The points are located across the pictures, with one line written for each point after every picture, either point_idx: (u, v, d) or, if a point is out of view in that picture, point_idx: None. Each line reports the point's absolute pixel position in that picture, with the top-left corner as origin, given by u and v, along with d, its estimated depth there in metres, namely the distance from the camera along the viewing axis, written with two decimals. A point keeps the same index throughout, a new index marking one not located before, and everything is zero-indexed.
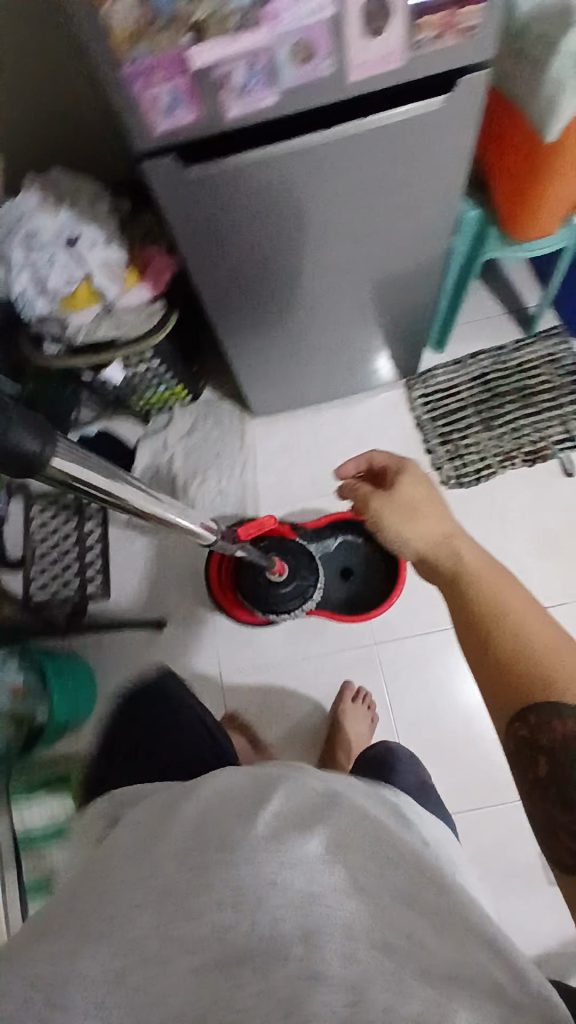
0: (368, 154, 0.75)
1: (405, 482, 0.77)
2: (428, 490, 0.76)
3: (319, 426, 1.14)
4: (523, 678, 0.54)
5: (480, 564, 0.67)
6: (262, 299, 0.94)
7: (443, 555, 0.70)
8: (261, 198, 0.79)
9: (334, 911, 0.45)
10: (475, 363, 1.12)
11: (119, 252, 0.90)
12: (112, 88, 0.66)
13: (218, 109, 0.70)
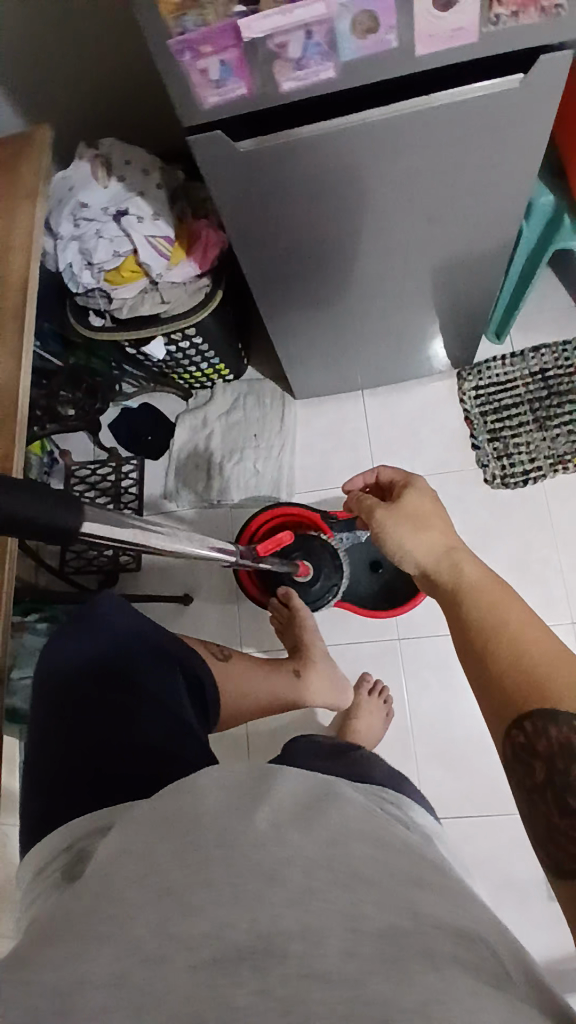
0: (434, 137, 0.71)
1: (411, 490, 0.73)
2: (431, 499, 0.73)
3: (364, 413, 1.11)
4: (518, 690, 0.50)
5: (481, 574, 0.63)
6: (317, 280, 0.91)
7: (443, 566, 0.66)
8: (317, 179, 0.75)
9: (346, 909, 0.37)
10: (536, 358, 1.07)
11: (168, 227, 0.87)
12: (161, 60, 0.63)
13: (271, 82, 0.67)
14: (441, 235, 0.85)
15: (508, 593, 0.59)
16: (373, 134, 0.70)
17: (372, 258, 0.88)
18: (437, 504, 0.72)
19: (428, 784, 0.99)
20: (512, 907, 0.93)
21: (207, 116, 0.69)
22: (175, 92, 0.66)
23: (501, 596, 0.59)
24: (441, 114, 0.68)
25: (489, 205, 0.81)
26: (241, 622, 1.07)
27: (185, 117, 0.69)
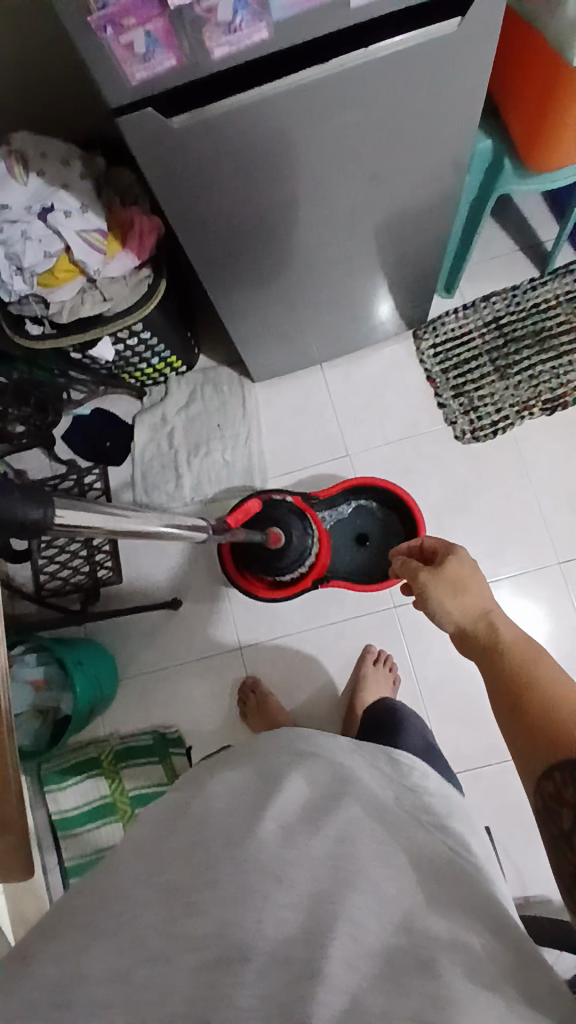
0: (368, 91, 0.68)
1: (462, 563, 0.69)
2: (474, 572, 0.69)
3: (326, 386, 1.08)
4: (545, 742, 0.49)
5: (521, 640, 0.62)
6: (258, 255, 0.88)
7: (478, 629, 0.64)
8: (247, 150, 0.72)
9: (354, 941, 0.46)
10: (488, 305, 1.05)
11: (98, 220, 0.82)
12: (80, 38, 0.59)
13: (201, 49, 0.64)
14: (384, 191, 0.83)
15: (543, 662, 0.58)
16: (306, 98, 0.67)
17: (314, 225, 0.85)
18: (482, 579, 0.69)
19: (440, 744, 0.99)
20: (530, 847, 0.94)
21: (136, 95, 0.66)
22: (100, 74, 0.63)
23: (541, 663, 0.58)
24: (379, 67, 0.66)
25: (428, 157, 0.80)
26: (232, 615, 1.05)
27: (111, 100, 0.66)
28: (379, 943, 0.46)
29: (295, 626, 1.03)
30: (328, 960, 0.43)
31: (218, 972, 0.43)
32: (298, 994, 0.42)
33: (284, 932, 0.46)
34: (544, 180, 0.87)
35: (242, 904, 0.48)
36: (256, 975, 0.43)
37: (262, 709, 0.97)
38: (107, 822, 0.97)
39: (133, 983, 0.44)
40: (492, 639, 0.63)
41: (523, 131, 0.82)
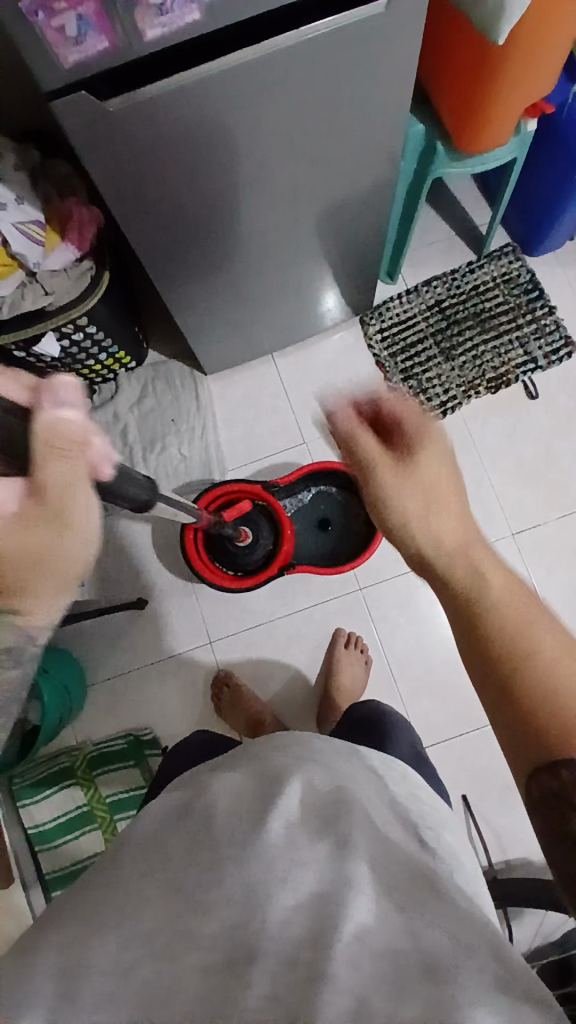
0: (305, 74, 0.69)
1: (419, 460, 0.54)
2: (438, 460, 0.54)
3: (279, 375, 1.09)
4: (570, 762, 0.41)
5: (506, 584, 0.50)
6: (204, 244, 0.88)
7: (454, 575, 0.51)
8: (187, 137, 0.72)
9: (360, 920, 0.47)
10: (430, 290, 1.07)
11: (34, 210, 0.82)
12: (11, 26, 0.58)
13: (133, 32, 0.63)
14: (325, 177, 0.84)
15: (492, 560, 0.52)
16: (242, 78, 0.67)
17: (259, 212, 0.86)
18: (447, 464, 0.55)
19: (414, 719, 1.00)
20: (507, 810, 0.97)
21: (70, 79, 0.65)
22: (33, 61, 0.61)
23: (512, 588, 0.50)
24: (314, 48, 0.67)
25: (364, 143, 0.82)
26: (200, 609, 1.04)
27: (47, 87, 0.64)
28: (385, 939, 0.46)
29: (264, 616, 1.03)
30: (331, 958, 0.43)
31: (226, 975, 0.45)
32: (306, 992, 0.42)
33: (289, 930, 0.47)
34: (476, 163, 0.90)
35: (247, 905, 0.49)
36: (264, 975, 0.44)
37: (234, 704, 0.97)
38: (87, 837, 0.94)
39: (136, 981, 0.46)
40: (486, 603, 0.49)
41: (451, 114, 0.85)
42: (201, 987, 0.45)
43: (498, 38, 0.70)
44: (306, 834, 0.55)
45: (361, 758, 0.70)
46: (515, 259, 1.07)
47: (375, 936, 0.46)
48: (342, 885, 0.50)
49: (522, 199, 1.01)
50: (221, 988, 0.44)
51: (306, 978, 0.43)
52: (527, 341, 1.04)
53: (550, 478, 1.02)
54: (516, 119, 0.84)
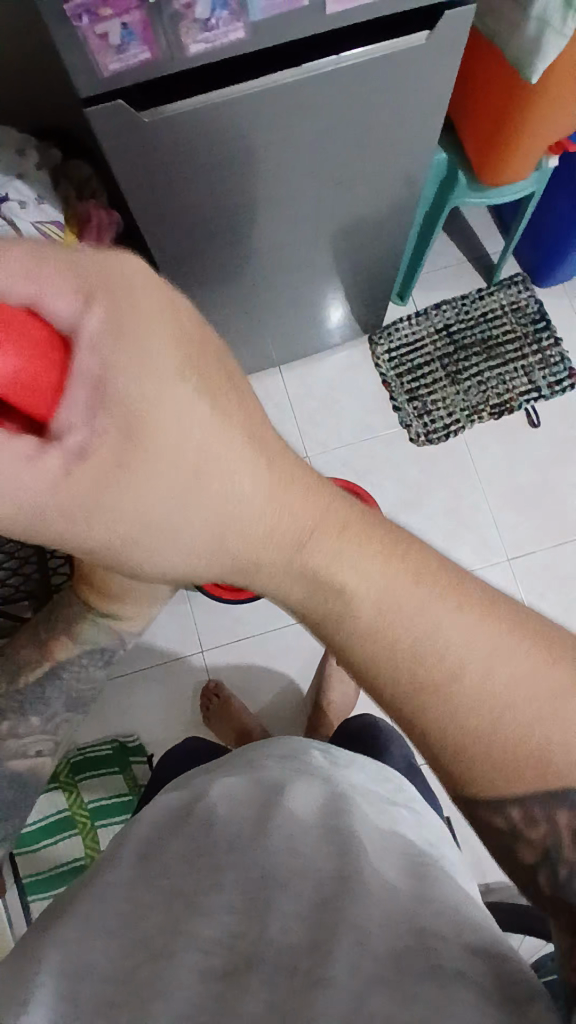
0: (340, 96, 0.70)
1: (139, 447, 0.34)
2: (161, 382, 0.34)
3: (284, 387, 1.10)
4: (500, 770, 0.43)
5: (366, 561, 0.44)
6: (222, 253, 0.88)
7: (313, 599, 0.45)
8: (219, 148, 0.72)
9: (363, 928, 0.48)
10: (439, 313, 1.08)
11: (54, 212, 0.81)
12: (54, 30, 0.58)
13: (176, 44, 0.63)
14: (348, 197, 0.85)
15: (300, 463, 0.43)
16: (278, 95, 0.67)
17: (280, 227, 0.86)
18: (173, 363, 0.34)
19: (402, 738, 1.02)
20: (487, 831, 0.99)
21: (107, 86, 0.64)
22: (73, 64, 0.61)
23: (362, 543, 0.44)
24: (352, 73, 0.67)
25: (390, 167, 0.82)
26: (194, 617, 1.03)
27: (83, 91, 0.64)
28: (384, 945, 0.47)
29: (257, 628, 1.04)
30: (330, 965, 0.45)
31: (224, 984, 0.46)
32: (306, 999, 0.43)
33: (287, 937, 0.48)
34: (496, 195, 0.92)
35: (249, 918, 0.50)
36: (262, 982, 0.46)
37: (222, 716, 0.97)
38: (69, 850, 0.92)
39: (140, 989, 0.46)
40: (340, 610, 0.44)
41: (476, 145, 0.86)
42: (200, 987, 0.46)
43: (533, 75, 0.71)
44: (305, 846, 0.55)
45: (360, 764, 0.69)
46: (524, 288, 1.08)
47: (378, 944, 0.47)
48: (340, 886, 0.51)
49: (535, 231, 1.03)
50: (219, 991, 0.45)
51: (304, 984, 0.44)
52: (531, 369, 1.06)
53: (547, 506, 1.03)
54: (539, 155, 0.86)
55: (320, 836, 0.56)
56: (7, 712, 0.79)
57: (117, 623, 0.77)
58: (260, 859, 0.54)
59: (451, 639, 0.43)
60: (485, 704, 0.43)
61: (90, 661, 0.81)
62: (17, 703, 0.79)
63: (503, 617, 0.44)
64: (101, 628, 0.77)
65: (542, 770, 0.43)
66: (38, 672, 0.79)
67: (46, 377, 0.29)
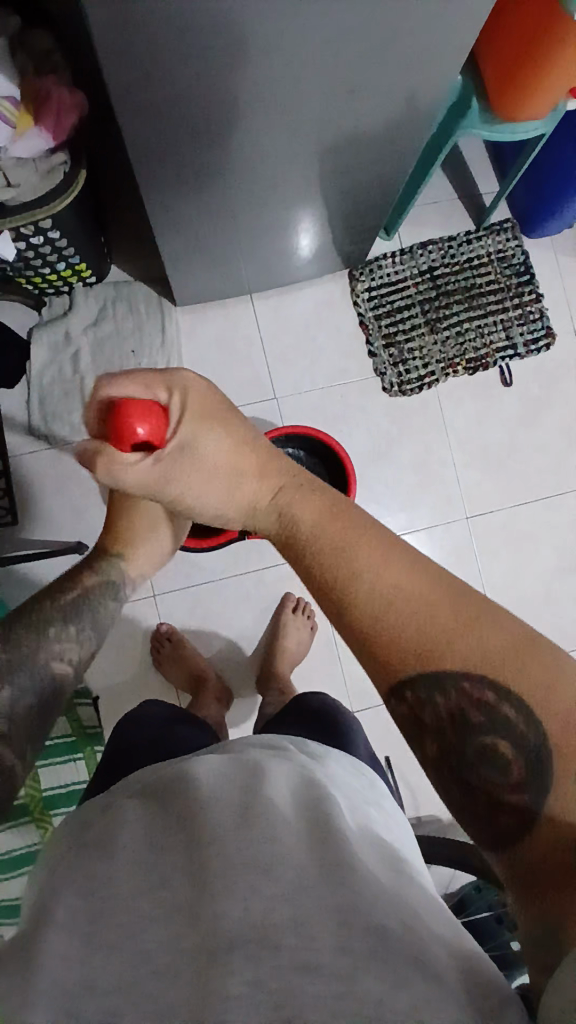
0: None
1: (190, 459, 0.54)
2: (203, 429, 0.54)
3: (256, 318, 1.03)
4: (400, 641, 0.48)
5: (308, 504, 0.54)
6: (208, 166, 0.77)
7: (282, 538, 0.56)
8: (226, 41, 0.61)
9: (363, 910, 0.43)
10: (424, 254, 1.03)
11: (10, 86, 0.68)
12: None
13: None
14: (355, 118, 0.76)
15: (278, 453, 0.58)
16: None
17: (279, 141, 0.76)
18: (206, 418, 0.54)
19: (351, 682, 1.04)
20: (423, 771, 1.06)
21: None
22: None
23: (314, 496, 0.55)
24: None
25: (405, 87, 0.74)
26: None
27: None
28: (374, 910, 0.43)
29: (213, 573, 1.00)
30: (317, 948, 0.41)
31: (209, 965, 0.40)
32: (292, 984, 0.39)
33: (272, 915, 0.42)
34: (506, 133, 0.85)
35: (227, 888, 0.44)
36: (245, 960, 0.40)
37: (178, 664, 0.95)
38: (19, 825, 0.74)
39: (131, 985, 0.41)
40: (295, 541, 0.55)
41: (498, 79, 0.79)
42: (189, 984, 0.40)
43: None
44: (287, 827, 0.50)
45: (333, 761, 0.65)
46: (512, 236, 1.04)
47: (366, 926, 0.42)
48: (319, 863, 0.46)
49: (533, 177, 0.97)
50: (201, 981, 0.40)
51: (291, 966, 0.40)
52: (510, 324, 1.03)
53: (511, 467, 1.03)
54: (558, 94, 0.79)
55: (303, 817, 0.52)
56: (52, 620, 0.64)
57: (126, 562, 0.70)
58: (240, 832, 0.48)
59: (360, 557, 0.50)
60: (386, 606, 0.48)
61: (105, 596, 0.68)
62: (59, 616, 0.65)
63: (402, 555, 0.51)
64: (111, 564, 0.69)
65: (431, 645, 0.47)
66: (74, 597, 0.67)
67: (160, 428, 0.52)
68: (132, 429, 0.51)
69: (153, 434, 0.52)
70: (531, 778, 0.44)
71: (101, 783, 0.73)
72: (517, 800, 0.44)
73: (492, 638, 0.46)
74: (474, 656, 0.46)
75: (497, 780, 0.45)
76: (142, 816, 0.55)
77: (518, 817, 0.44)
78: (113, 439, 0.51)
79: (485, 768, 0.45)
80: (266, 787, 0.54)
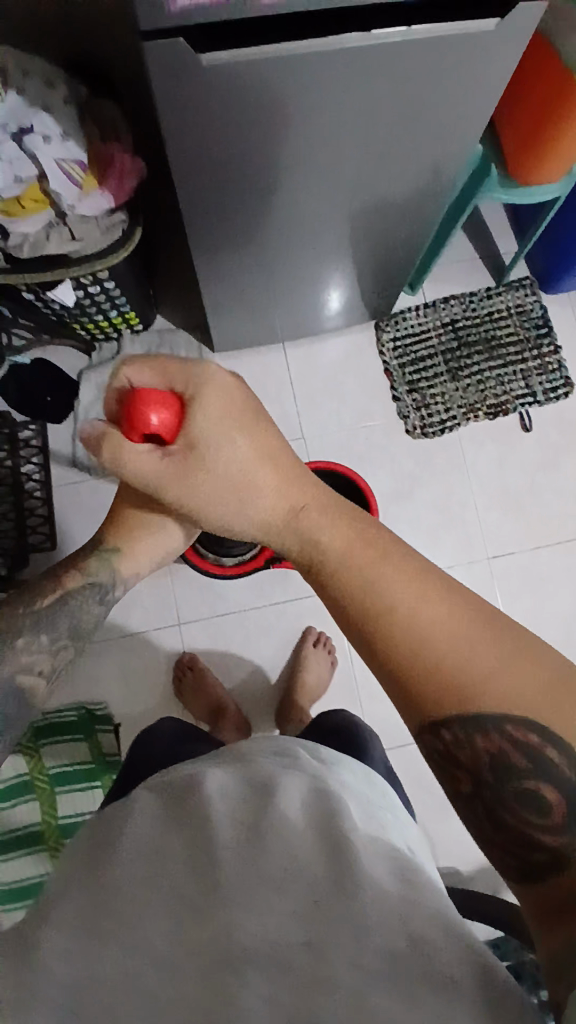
0: (403, 71, 0.68)
1: (201, 455, 0.56)
2: (220, 428, 0.56)
3: (287, 365, 1.09)
4: (442, 680, 0.50)
5: (340, 531, 0.57)
6: (249, 222, 0.85)
7: (301, 553, 0.59)
8: (270, 108, 0.69)
9: (369, 927, 0.46)
10: (447, 308, 1.10)
11: (77, 149, 0.79)
12: None
13: None
14: (383, 180, 0.83)
15: (288, 455, 0.60)
16: (342, 62, 0.65)
17: (313, 202, 0.84)
18: (232, 425, 0.57)
19: (372, 722, 1.05)
20: (443, 820, 1.03)
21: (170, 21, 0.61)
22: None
23: (332, 512, 0.58)
24: (417, 49, 0.65)
25: (429, 153, 0.81)
26: (175, 591, 1.03)
27: (141, 21, 0.60)
28: (386, 934, 0.45)
29: (237, 605, 1.04)
30: (330, 966, 0.43)
31: (224, 973, 0.43)
32: (308, 1003, 0.41)
33: (287, 935, 0.45)
34: (527, 195, 0.92)
35: (242, 900, 0.47)
36: (261, 977, 0.43)
37: (197, 693, 0.98)
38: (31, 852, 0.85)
39: (130, 987, 0.43)
40: (319, 562, 0.57)
41: (517, 147, 0.87)
42: (198, 987, 0.42)
43: None
44: (301, 836, 0.53)
45: (347, 766, 0.67)
46: (530, 292, 1.10)
47: (379, 944, 0.45)
48: (331, 878, 0.49)
49: (548, 238, 1.04)
50: (213, 986, 0.42)
51: (306, 986, 0.42)
52: (529, 374, 1.08)
53: (532, 511, 1.06)
54: (570, 160, 0.88)
55: (316, 821, 0.55)
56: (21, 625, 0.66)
57: (116, 560, 0.71)
58: (260, 845, 0.51)
59: (395, 590, 0.53)
60: (415, 636, 0.51)
61: (88, 598, 0.71)
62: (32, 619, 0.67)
63: (414, 571, 0.54)
64: (101, 563, 0.71)
65: (471, 687, 0.49)
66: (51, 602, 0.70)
67: (172, 418, 0.56)
68: (147, 414, 0.55)
69: (170, 423, 0.56)
70: (570, 822, 0.47)
71: (119, 795, 0.75)
72: (550, 839, 0.47)
73: (534, 683, 0.49)
74: (515, 701, 0.48)
75: (531, 818, 0.48)
76: (161, 813, 0.57)
77: (552, 857, 0.47)
78: (126, 424, 0.55)
79: (514, 802, 0.48)
80: (277, 804, 0.55)
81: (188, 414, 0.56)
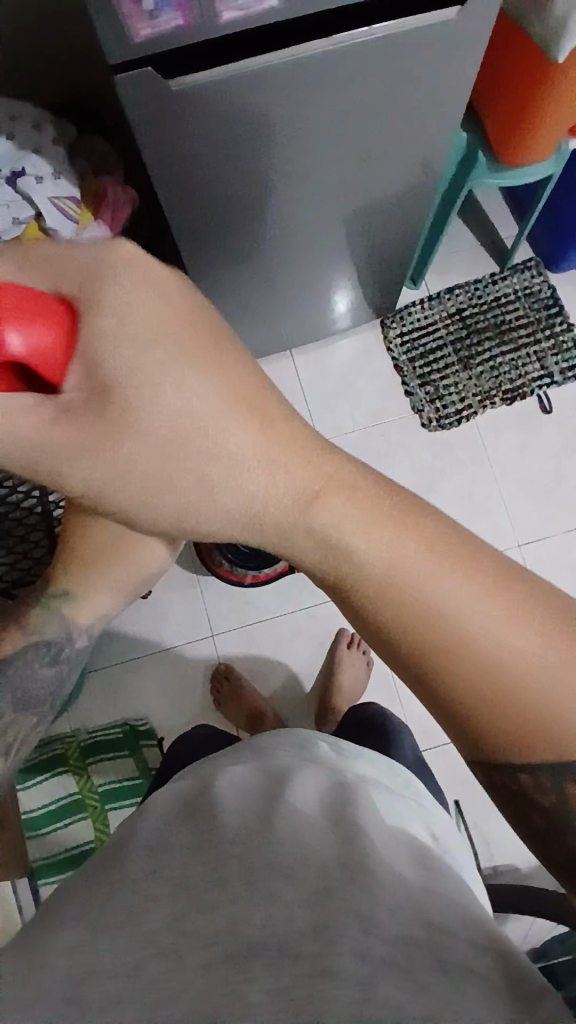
0: (371, 73, 0.69)
1: (120, 401, 0.38)
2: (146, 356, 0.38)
3: (296, 373, 1.11)
4: (518, 722, 0.40)
5: (386, 541, 0.41)
6: (240, 239, 0.88)
7: (325, 562, 0.43)
8: (246, 127, 0.71)
9: (386, 926, 0.43)
10: (452, 298, 1.10)
11: (69, 186, 0.83)
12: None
13: (208, 12, 0.62)
14: (368, 182, 0.85)
15: (270, 398, 0.41)
16: (309, 73, 0.67)
17: (301, 211, 0.86)
18: (182, 351, 0.38)
19: (412, 721, 1.04)
20: (492, 816, 1.01)
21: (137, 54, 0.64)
22: (106, 26, 0.60)
23: (353, 497, 0.42)
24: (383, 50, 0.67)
25: (411, 149, 0.82)
26: (206, 600, 1.06)
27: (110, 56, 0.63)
28: (394, 928, 0.44)
29: (269, 611, 1.06)
30: (338, 952, 0.41)
31: (229, 964, 0.40)
32: (315, 989, 0.38)
33: (294, 922, 0.43)
34: (518, 177, 0.91)
35: (250, 898, 0.45)
36: (268, 965, 0.40)
37: (234, 702, 0.98)
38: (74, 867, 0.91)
39: (141, 978, 0.40)
40: (355, 581, 0.42)
41: (499, 131, 0.87)
42: (201, 979, 0.40)
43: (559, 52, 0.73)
44: (309, 845, 0.51)
45: (368, 761, 0.68)
46: (537, 273, 1.10)
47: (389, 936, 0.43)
48: (346, 876, 0.48)
49: (549, 217, 1.05)
50: (224, 976, 0.39)
51: (312, 974, 0.39)
52: (544, 356, 1.08)
53: (558, 495, 1.05)
54: (558, 136, 0.87)
55: (331, 824, 0.54)
56: None
57: (67, 608, 0.67)
58: (271, 850, 0.50)
59: (472, 623, 0.40)
60: (486, 651, 0.40)
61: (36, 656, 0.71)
62: None
63: (494, 572, 0.42)
64: (50, 616, 0.68)
65: (553, 727, 0.41)
66: None
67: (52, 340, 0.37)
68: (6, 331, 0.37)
69: (45, 346, 0.37)
70: None
71: None
72: None
73: None
74: None
75: None
76: (179, 816, 0.58)
77: None
78: None
79: None
80: (287, 805, 0.56)
81: (83, 332, 0.38)
